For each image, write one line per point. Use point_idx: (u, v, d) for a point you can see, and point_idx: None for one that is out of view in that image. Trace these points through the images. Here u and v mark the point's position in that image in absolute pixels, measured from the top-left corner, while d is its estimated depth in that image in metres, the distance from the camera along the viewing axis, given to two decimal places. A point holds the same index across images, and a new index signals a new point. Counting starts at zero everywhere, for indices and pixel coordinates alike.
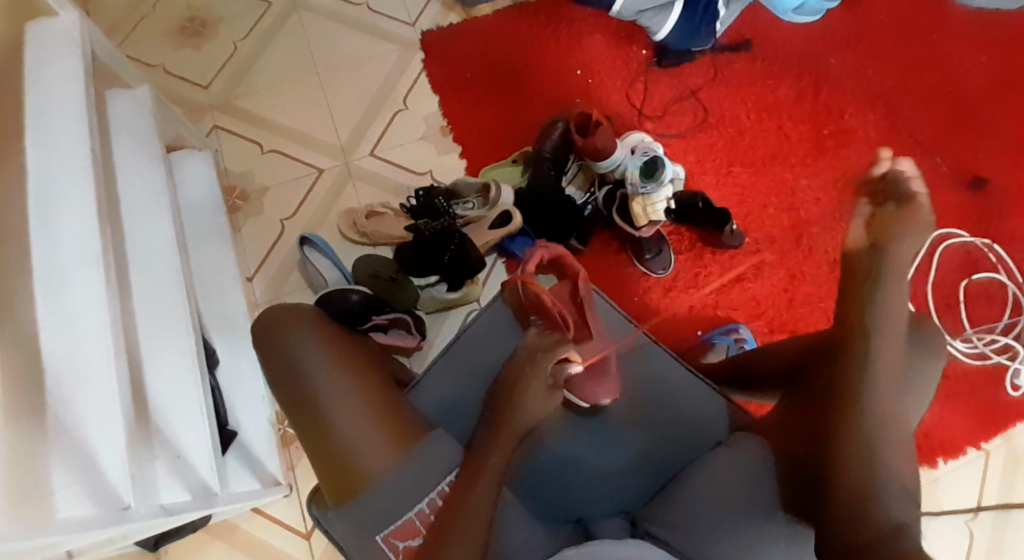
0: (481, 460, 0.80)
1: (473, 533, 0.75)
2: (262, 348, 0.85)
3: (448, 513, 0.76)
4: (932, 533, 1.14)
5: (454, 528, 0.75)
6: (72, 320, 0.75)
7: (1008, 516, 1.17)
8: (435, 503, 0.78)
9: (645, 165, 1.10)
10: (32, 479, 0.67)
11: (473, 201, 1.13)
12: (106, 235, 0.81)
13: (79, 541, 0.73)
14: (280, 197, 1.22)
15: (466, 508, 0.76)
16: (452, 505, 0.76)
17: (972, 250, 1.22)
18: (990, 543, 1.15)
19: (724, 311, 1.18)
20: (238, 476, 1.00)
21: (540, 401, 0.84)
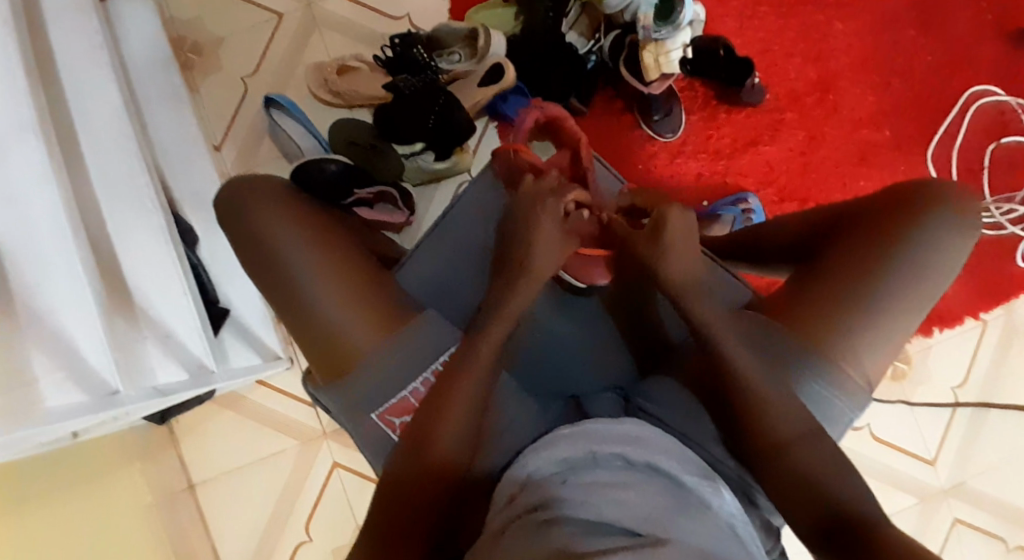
0: (472, 345, 0.72)
1: (457, 421, 0.68)
2: (229, 222, 0.78)
3: (435, 395, 0.69)
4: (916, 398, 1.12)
5: (434, 413, 0.68)
6: (17, 201, 0.68)
7: (987, 411, 1.12)
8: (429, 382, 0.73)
9: (660, 6, 0.98)
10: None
11: (459, 52, 1.03)
12: (38, 98, 0.71)
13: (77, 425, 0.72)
14: (238, 49, 1.11)
15: (457, 388, 0.69)
16: (439, 385, 0.70)
17: (1004, 110, 1.13)
18: (973, 423, 1.12)
19: (734, 177, 1.11)
20: (235, 352, 0.97)
21: (556, 242, 0.79)
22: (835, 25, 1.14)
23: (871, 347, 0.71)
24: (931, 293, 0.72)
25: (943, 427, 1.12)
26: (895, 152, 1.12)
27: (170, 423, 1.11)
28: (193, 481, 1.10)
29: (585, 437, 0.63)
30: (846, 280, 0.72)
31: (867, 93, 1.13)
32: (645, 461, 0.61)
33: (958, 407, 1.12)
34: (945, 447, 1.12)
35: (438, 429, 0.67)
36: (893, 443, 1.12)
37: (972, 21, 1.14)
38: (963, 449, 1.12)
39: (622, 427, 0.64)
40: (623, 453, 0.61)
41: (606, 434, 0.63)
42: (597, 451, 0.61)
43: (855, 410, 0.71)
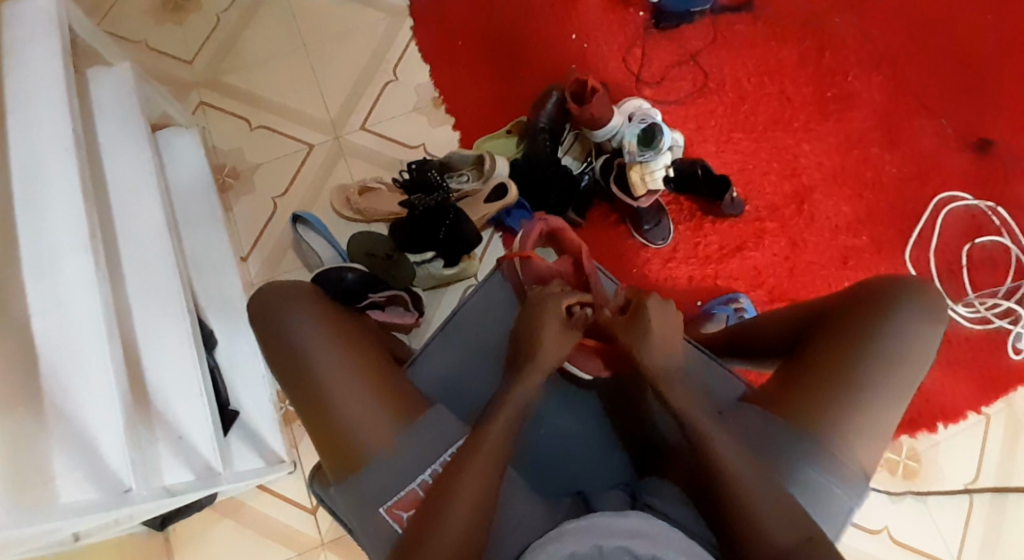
0: (476, 440, 0.77)
1: (462, 515, 0.72)
2: (257, 323, 0.84)
3: (438, 494, 0.73)
4: (931, 498, 1.14)
5: (442, 509, 0.72)
6: (61, 301, 0.74)
7: (1005, 496, 1.15)
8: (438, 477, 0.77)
9: (643, 134, 1.08)
10: (33, 469, 0.67)
11: (467, 174, 1.12)
12: (93, 218, 0.79)
13: (84, 524, 0.73)
14: (270, 175, 1.21)
15: (461, 485, 0.73)
16: (442, 486, 0.74)
17: (974, 213, 1.21)
18: (993, 512, 1.14)
19: (725, 281, 1.17)
20: (242, 459, 0.99)
21: (558, 340, 0.85)
22: (803, 146, 1.23)
23: (856, 438, 0.76)
24: (907, 385, 0.77)
25: (963, 523, 1.13)
26: (876, 256, 1.19)
27: (166, 530, 1.14)
28: None
29: (593, 530, 0.66)
30: (824, 373, 0.77)
31: (842, 204, 1.21)
32: (652, 556, 0.65)
33: (974, 492, 1.15)
34: (967, 545, 1.13)
35: (443, 523, 0.71)
36: (914, 547, 1.13)
37: (935, 138, 1.23)
38: (986, 545, 1.13)
39: (629, 520, 0.67)
40: (631, 548, 0.65)
41: (613, 527, 0.66)
42: (604, 545, 0.65)
43: (855, 498, 0.75)
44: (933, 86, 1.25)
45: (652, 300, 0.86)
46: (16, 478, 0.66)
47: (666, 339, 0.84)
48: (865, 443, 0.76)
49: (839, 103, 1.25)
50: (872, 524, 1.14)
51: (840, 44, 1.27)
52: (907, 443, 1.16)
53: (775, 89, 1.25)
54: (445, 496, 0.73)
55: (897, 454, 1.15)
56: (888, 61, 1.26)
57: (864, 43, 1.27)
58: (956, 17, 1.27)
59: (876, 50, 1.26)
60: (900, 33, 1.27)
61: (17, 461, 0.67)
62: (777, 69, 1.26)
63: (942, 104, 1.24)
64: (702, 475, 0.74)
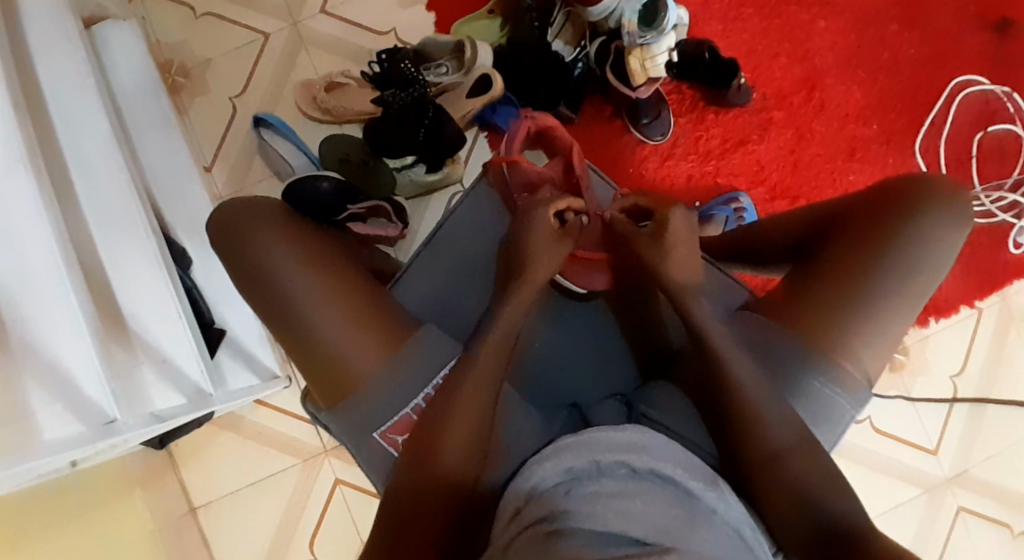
0: (472, 361, 0.72)
1: (456, 438, 0.67)
2: (223, 247, 0.78)
3: (432, 417, 0.69)
4: (915, 388, 1.12)
5: (436, 433, 0.68)
6: (6, 228, 0.67)
7: (985, 406, 1.12)
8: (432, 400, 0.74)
9: (644, 11, 0.98)
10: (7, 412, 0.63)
11: (447, 65, 1.04)
12: (27, 130, 0.70)
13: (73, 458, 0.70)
14: (226, 72, 1.11)
15: (457, 407, 0.69)
16: (435, 410, 0.69)
17: (990, 99, 1.14)
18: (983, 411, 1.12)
19: (725, 179, 1.11)
20: (234, 374, 0.96)
21: (549, 252, 0.80)
22: (820, 23, 1.15)
23: (867, 344, 0.71)
24: (923, 292, 0.72)
25: (943, 419, 1.12)
26: (884, 146, 1.13)
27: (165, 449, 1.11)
28: (194, 505, 1.10)
29: (586, 446, 0.62)
30: (840, 280, 0.72)
31: (853, 88, 1.14)
32: (650, 468, 0.60)
33: (956, 399, 1.12)
34: (946, 437, 1.12)
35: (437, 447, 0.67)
36: (895, 435, 1.12)
37: (952, 15, 1.14)
38: (965, 439, 1.12)
39: (624, 433, 0.63)
40: (627, 461, 0.60)
41: (608, 441, 0.62)
42: (599, 460, 0.60)
43: (857, 408, 0.72)
44: None
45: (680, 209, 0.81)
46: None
47: (687, 248, 0.78)
48: (877, 353, 0.71)
49: None
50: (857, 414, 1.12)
51: None
52: None
53: None
54: (437, 420, 0.69)
55: None
56: None
57: None
58: None
59: None
60: None
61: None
62: None
63: None
64: (712, 385, 0.70)
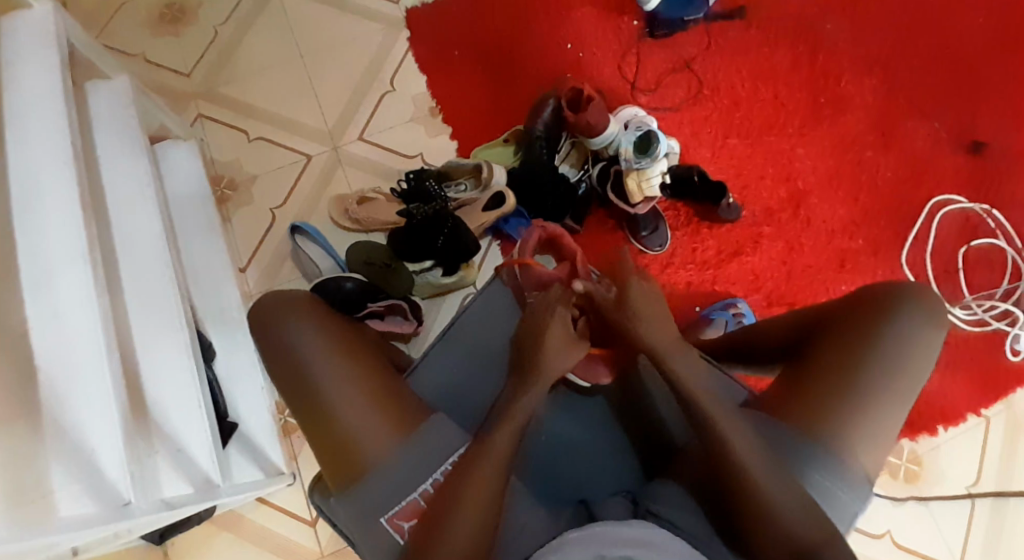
0: (485, 447, 0.77)
1: (468, 520, 0.72)
2: (258, 336, 0.84)
3: (446, 500, 0.73)
4: (932, 501, 1.14)
5: (449, 515, 0.72)
6: (61, 314, 0.74)
7: (1006, 501, 1.15)
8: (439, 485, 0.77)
9: (639, 140, 1.09)
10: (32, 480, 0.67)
11: (466, 183, 1.13)
12: (90, 229, 0.79)
13: (82, 538, 0.72)
14: (268, 186, 1.21)
15: (470, 492, 0.73)
16: (447, 493, 0.74)
17: (970, 215, 1.21)
18: (997, 512, 1.14)
19: (722, 286, 1.18)
20: (241, 469, 1.00)
21: (560, 345, 0.86)
22: (797, 151, 1.24)
23: (861, 440, 0.75)
24: (908, 391, 0.77)
25: (965, 527, 1.14)
26: (873, 258, 1.20)
27: (166, 544, 1.14)
28: None
29: (594, 541, 0.66)
30: (829, 380, 0.77)
31: (837, 207, 1.22)
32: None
33: (975, 496, 1.15)
34: (969, 551, 1.13)
35: (449, 529, 0.71)
36: (917, 550, 1.13)
37: (928, 141, 1.24)
38: (988, 552, 1.13)
39: (631, 529, 0.67)
40: (632, 556, 0.64)
41: (618, 536, 0.66)
42: (606, 554, 0.64)
43: (860, 503, 0.75)
44: (926, 89, 1.26)
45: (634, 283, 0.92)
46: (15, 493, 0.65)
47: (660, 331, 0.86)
48: (870, 450, 0.75)
49: (831, 107, 1.26)
50: (875, 528, 1.14)
51: (833, 48, 1.28)
52: (908, 446, 1.16)
53: (767, 95, 1.26)
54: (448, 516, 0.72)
55: (898, 458, 1.15)
56: (879, 66, 1.27)
57: (856, 47, 1.27)
58: (950, 21, 1.28)
59: (869, 54, 1.27)
60: (893, 39, 1.27)
61: (19, 472, 0.67)
62: (772, 73, 1.27)
63: (936, 107, 1.25)
64: (717, 482, 0.74)
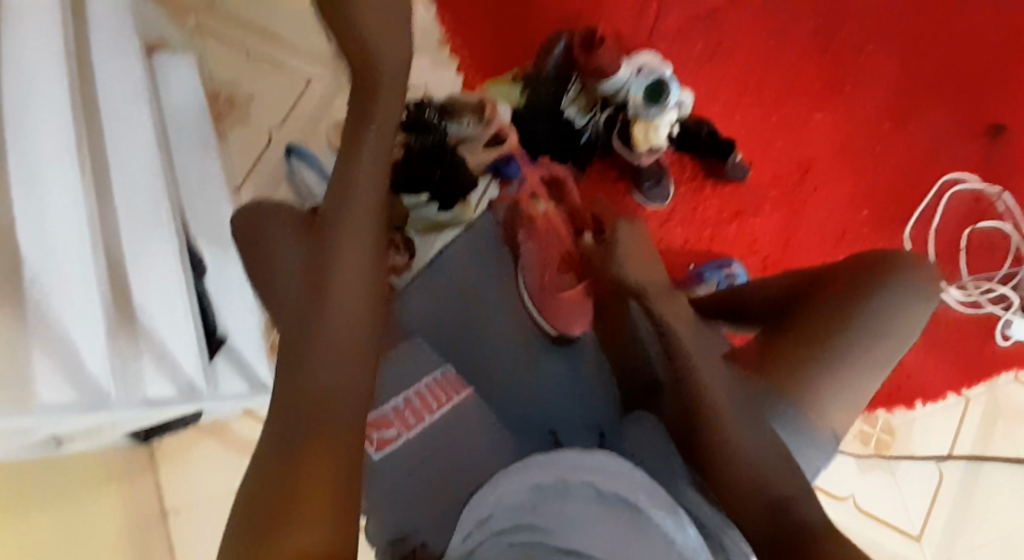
0: (332, 246, 0.77)
1: (330, 339, 0.70)
2: (243, 242, 0.87)
3: (307, 320, 0.72)
4: (900, 471, 1.15)
5: (317, 334, 0.70)
6: (49, 217, 0.72)
7: (981, 464, 1.16)
8: (410, 402, 0.81)
9: (649, 89, 1.07)
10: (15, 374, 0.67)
11: (468, 119, 1.03)
12: (79, 131, 0.77)
13: (61, 427, 0.74)
14: (266, 106, 1.19)
15: (328, 308, 0.72)
16: (312, 307, 0.72)
17: (979, 197, 1.20)
18: (966, 479, 1.15)
19: (719, 248, 1.17)
20: (228, 381, 1.00)
21: (393, 110, 0.85)
22: (816, 114, 1.21)
23: (832, 400, 0.72)
24: (891, 357, 0.74)
25: (932, 494, 1.15)
26: (876, 232, 1.18)
27: (151, 445, 1.14)
28: (168, 507, 1.13)
29: (560, 464, 0.65)
30: (810, 337, 0.75)
31: (847, 177, 1.20)
32: (615, 493, 0.62)
33: (948, 460, 1.16)
34: (930, 524, 1.14)
35: (315, 347, 0.69)
36: (881, 517, 1.14)
37: (946, 119, 1.21)
38: (949, 527, 1.14)
39: (594, 459, 0.65)
40: (594, 483, 0.63)
41: (582, 464, 0.64)
42: (569, 480, 0.63)
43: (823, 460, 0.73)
44: (949, 68, 1.23)
45: (623, 227, 0.94)
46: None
47: (657, 287, 0.87)
48: (841, 410, 0.73)
49: (853, 75, 1.22)
50: (839, 491, 1.14)
51: (860, 15, 1.24)
52: (882, 415, 1.17)
53: (789, 56, 1.22)
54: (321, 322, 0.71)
55: (871, 426, 1.16)
56: (905, 38, 1.23)
57: (884, 17, 1.24)
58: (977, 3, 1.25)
59: (896, 26, 1.24)
60: (920, 13, 1.24)
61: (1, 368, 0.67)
62: (796, 35, 1.23)
63: (957, 87, 1.23)
64: (686, 423, 0.71)
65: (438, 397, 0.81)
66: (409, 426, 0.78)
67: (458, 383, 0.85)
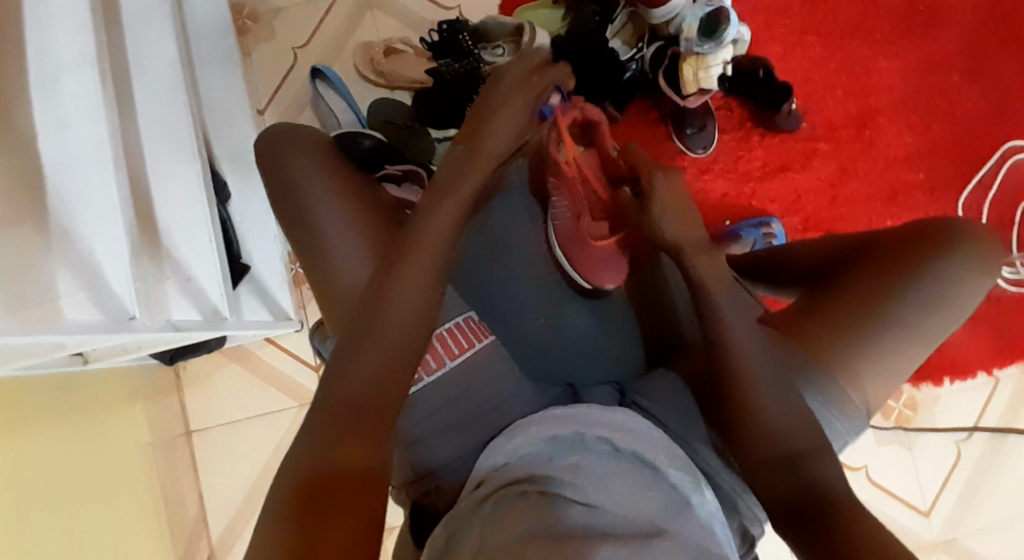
0: (405, 252, 0.72)
1: (386, 350, 0.67)
2: (265, 167, 0.81)
3: (359, 331, 0.68)
4: (917, 445, 1.13)
5: (373, 335, 0.68)
6: (70, 127, 0.70)
7: (1004, 438, 1.13)
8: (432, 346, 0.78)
9: (706, 20, 0.98)
10: (39, 286, 0.65)
11: (503, 47, 0.99)
12: (100, 38, 0.74)
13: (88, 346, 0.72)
14: (293, 22, 1.14)
15: (388, 316, 0.69)
16: (369, 309, 0.69)
17: None
18: (988, 451, 1.13)
19: (760, 202, 1.12)
20: (251, 309, 0.99)
21: (509, 128, 0.80)
22: (880, 63, 1.14)
23: (870, 371, 0.69)
24: (936, 332, 0.70)
25: (947, 471, 1.13)
26: (927, 197, 1.12)
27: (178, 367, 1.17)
28: (191, 429, 1.16)
29: (577, 419, 0.62)
30: (856, 304, 0.70)
31: (905, 134, 1.14)
32: (632, 449, 0.59)
33: (973, 433, 1.13)
34: (941, 499, 1.12)
35: (366, 357, 0.66)
36: (892, 492, 1.12)
37: (1016, 77, 1.14)
38: (961, 503, 1.12)
39: (612, 415, 0.63)
40: (611, 439, 0.60)
41: (597, 419, 0.62)
42: (586, 434, 0.61)
43: (851, 433, 0.71)
44: None
45: (659, 176, 0.85)
46: (19, 294, 0.63)
47: (693, 242, 0.81)
48: (881, 383, 0.70)
49: (926, 22, 1.15)
50: (853, 462, 1.12)
51: None
52: (907, 391, 1.14)
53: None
54: (389, 325, 0.68)
55: (895, 401, 1.13)
56: None
57: None
58: None
59: None
60: None
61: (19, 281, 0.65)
62: None
63: None
64: (715, 388, 0.70)
65: (460, 341, 0.78)
66: (429, 371, 0.76)
67: (482, 327, 0.81)
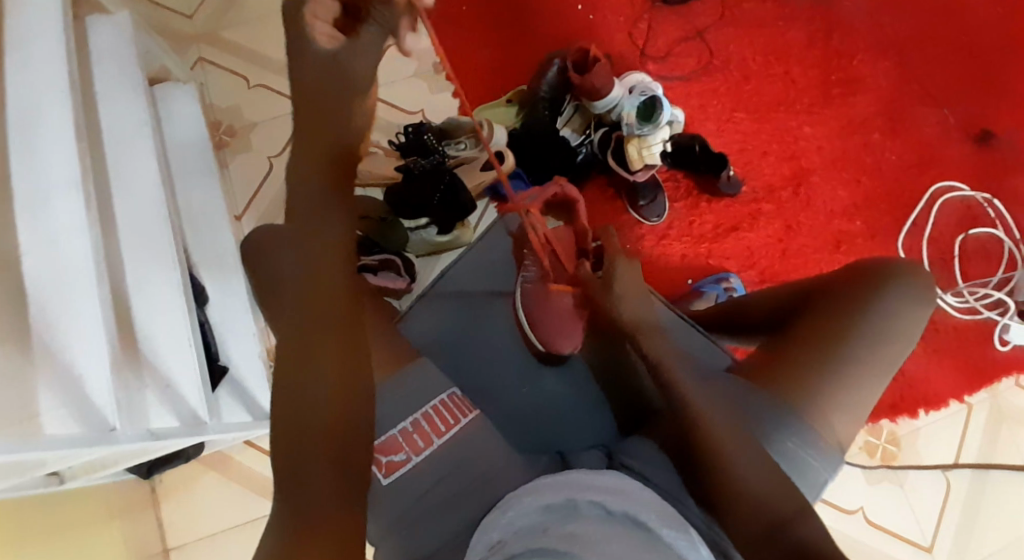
0: (315, 282, 0.81)
1: (327, 368, 0.74)
2: (251, 261, 0.87)
3: (296, 356, 0.74)
4: (908, 481, 1.16)
5: (310, 356, 0.74)
6: (59, 244, 0.74)
7: (987, 472, 1.17)
8: (419, 424, 0.80)
9: (643, 106, 1.08)
10: (21, 402, 0.67)
11: (465, 142, 1.08)
12: (83, 159, 0.79)
13: (71, 460, 0.73)
14: (266, 135, 1.20)
15: (316, 338, 0.76)
16: (299, 331, 0.76)
17: (971, 204, 1.21)
18: (972, 486, 1.16)
19: (717, 260, 1.18)
20: (230, 410, 0.98)
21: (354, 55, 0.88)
22: (805, 128, 1.23)
23: (834, 407, 0.73)
24: (892, 360, 0.75)
25: (938, 507, 1.16)
26: (870, 242, 1.20)
27: (155, 479, 1.16)
28: (169, 546, 1.15)
29: (569, 486, 0.65)
30: (812, 346, 0.75)
31: (840, 187, 1.22)
32: (624, 510, 0.62)
33: (955, 468, 1.17)
34: (941, 533, 1.15)
35: (311, 382, 0.73)
36: (889, 529, 1.15)
37: (937, 128, 1.23)
38: (958, 534, 1.15)
39: (605, 479, 0.66)
40: (603, 503, 0.62)
41: (590, 485, 0.65)
42: (578, 498, 0.63)
43: (829, 470, 0.73)
44: (941, 75, 1.25)
45: (620, 261, 0.88)
46: (2, 412, 0.65)
47: (642, 320, 0.84)
48: (848, 415, 0.74)
49: (845, 87, 1.25)
50: (847, 504, 1.15)
51: (850, 26, 1.26)
52: (888, 426, 1.18)
53: (780, 70, 1.25)
54: (323, 339, 0.76)
55: (877, 438, 1.17)
56: (894, 47, 1.25)
57: (872, 27, 1.26)
58: (966, 9, 1.26)
59: (885, 36, 1.26)
60: (910, 22, 1.26)
61: (9, 396, 0.66)
62: (788, 48, 1.25)
63: (948, 95, 1.24)
64: (686, 438, 0.72)
65: (446, 418, 0.80)
66: (418, 450, 0.78)
67: (466, 402, 0.83)
